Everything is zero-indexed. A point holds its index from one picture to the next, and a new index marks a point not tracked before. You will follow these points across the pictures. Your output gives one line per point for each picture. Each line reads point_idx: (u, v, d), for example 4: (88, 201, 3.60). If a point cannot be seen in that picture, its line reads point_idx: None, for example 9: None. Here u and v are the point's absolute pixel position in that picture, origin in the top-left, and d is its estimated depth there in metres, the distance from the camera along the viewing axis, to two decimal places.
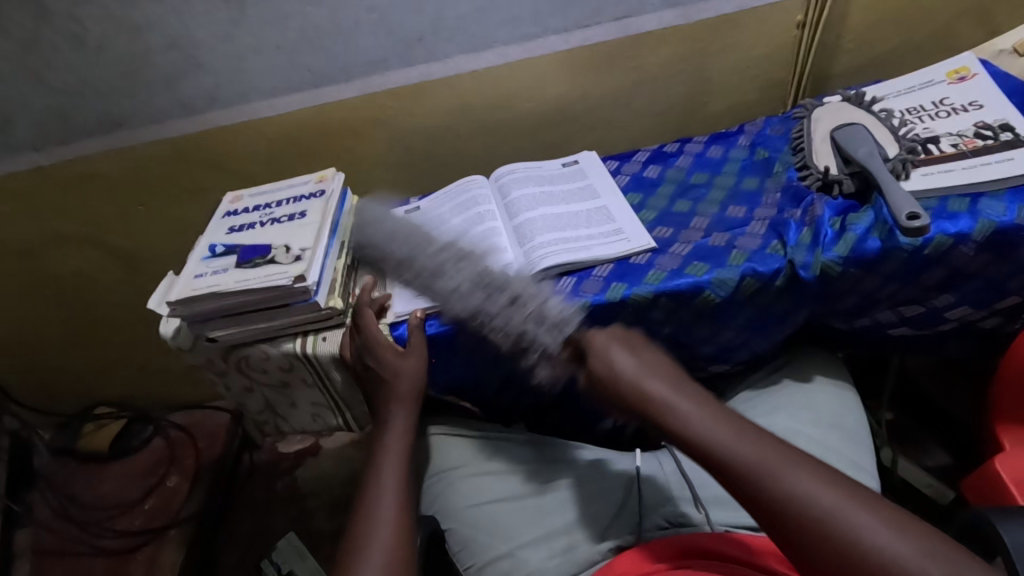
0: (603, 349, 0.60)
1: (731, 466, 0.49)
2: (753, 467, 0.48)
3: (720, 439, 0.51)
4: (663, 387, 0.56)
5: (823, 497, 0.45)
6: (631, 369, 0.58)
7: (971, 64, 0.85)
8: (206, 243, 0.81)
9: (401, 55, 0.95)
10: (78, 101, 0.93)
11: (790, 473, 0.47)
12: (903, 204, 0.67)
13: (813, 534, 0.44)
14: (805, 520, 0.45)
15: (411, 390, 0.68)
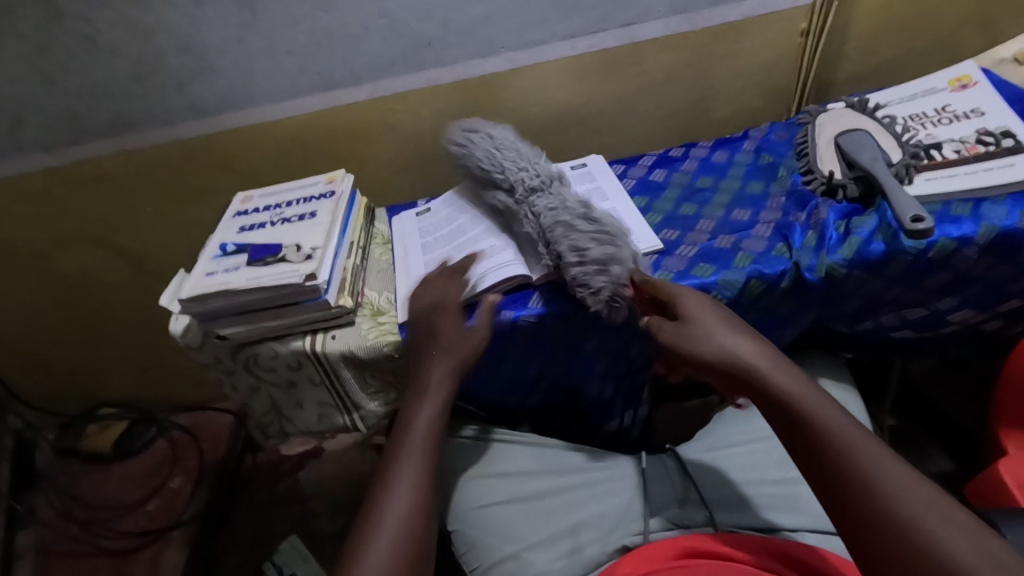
0: (694, 301, 0.60)
1: (815, 434, 0.48)
2: (837, 437, 0.47)
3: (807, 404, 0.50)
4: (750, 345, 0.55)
5: (903, 482, 0.44)
6: (718, 326, 0.57)
7: (972, 72, 0.86)
8: (216, 242, 0.82)
9: (410, 59, 0.96)
10: (91, 102, 0.94)
11: (873, 454, 0.46)
12: (908, 207, 0.68)
13: (880, 514, 0.43)
14: (876, 496, 0.44)
15: (448, 373, 0.65)
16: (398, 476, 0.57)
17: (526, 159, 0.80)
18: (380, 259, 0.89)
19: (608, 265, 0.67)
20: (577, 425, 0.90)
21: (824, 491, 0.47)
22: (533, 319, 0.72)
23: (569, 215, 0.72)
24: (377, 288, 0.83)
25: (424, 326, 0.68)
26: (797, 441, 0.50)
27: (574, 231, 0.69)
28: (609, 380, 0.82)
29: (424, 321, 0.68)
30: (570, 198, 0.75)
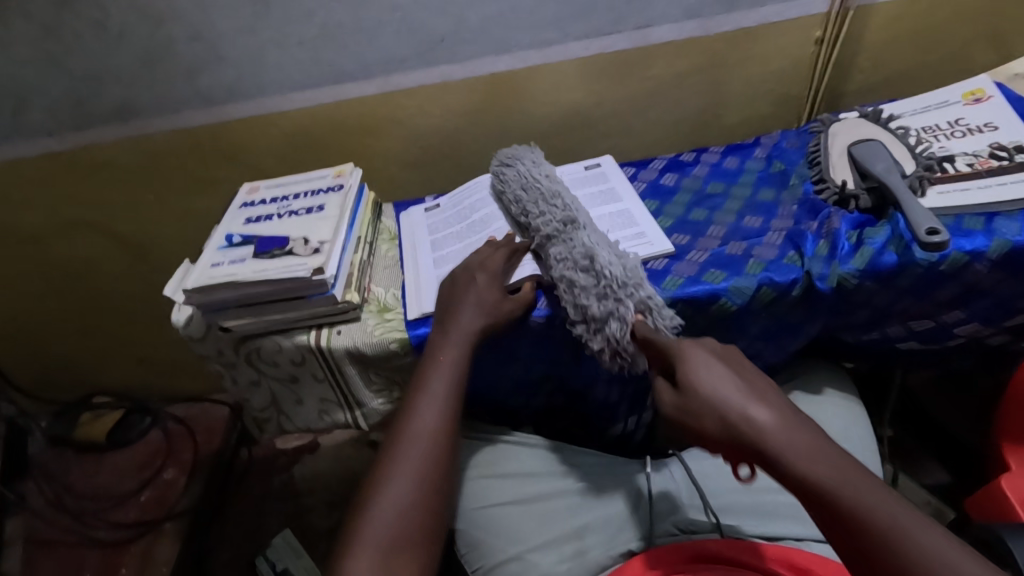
0: (700, 367, 0.51)
1: (854, 529, 0.43)
2: (882, 533, 0.42)
3: (842, 494, 0.44)
4: (769, 421, 0.47)
5: (963, 573, 0.40)
6: (731, 398, 0.49)
7: (985, 86, 0.86)
8: (222, 233, 0.82)
9: (422, 54, 0.95)
10: (98, 87, 0.93)
11: (922, 543, 0.41)
12: (923, 220, 0.68)
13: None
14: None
15: (457, 362, 0.66)
16: (412, 436, 0.61)
17: (549, 194, 0.76)
18: (387, 255, 0.88)
19: (604, 323, 0.65)
20: (579, 428, 0.89)
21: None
22: (543, 319, 0.72)
23: (572, 267, 0.68)
24: (383, 283, 0.83)
25: (458, 292, 0.70)
26: (835, 535, 0.44)
27: (574, 287, 0.67)
28: (615, 385, 0.81)
29: (460, 287, 0.70)
30: (585, 240, 0.69)
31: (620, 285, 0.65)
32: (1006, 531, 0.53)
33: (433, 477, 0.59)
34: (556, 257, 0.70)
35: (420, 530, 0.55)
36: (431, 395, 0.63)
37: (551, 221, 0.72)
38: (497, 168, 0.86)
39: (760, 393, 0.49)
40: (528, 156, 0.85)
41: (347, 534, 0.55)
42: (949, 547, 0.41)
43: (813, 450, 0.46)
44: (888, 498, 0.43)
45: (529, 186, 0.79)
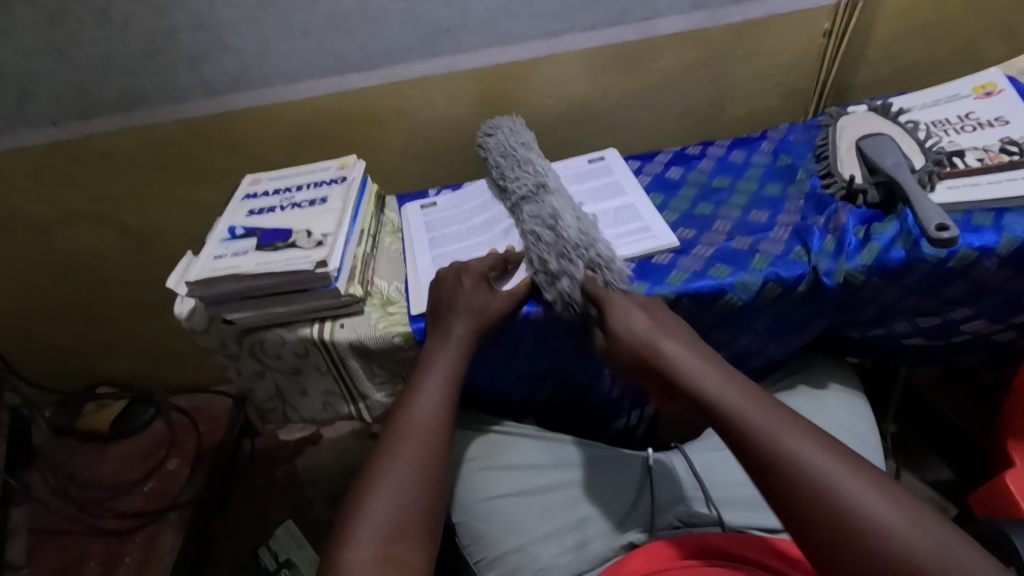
0: (621, 304, 0.65)
1: (734, 424, 0.54)
2: (752, 423, 0.53)
3: (721, 393, 0.56)
4: (669, 346, 0.61)
5: (811, 451, 0.50)
6: (642, 330, 0.63)
7: (997, 80, 0.85)
8: (225, 225, 0.81)
9: (427, 45, 0.94)
10: (101, 76, 0.92)
11: (784, 432, 0.52)
12: (931, 216, 0.67)
13: (803, 495, 0.48)
14: (796, 480, 0.49)
15: (456, 360, 0.67)
16: (409, 428, 0.62)
17: (528, 165, 0.82)
18: (390, 248, 0.88)
19: (557, 277, 0.69)
20: (582, 422, 0.89)
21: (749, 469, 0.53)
22: (546, 314, 0.72)
23: (539, 225, 0.73)
24: (386, 277, 0.82)
25: (446, 296, 0.70)
26: (724, 436, 0.55)
27: (536, 244, 0.72)
28: (619, 379, 0.82)
29: (447, 292, 0.70)
30: (551, 202, 0.75)
31: (574, 246, 0.70)
32: (1012, 529, 0.52)
33: (431, 472, 0.59)
34: (527, 217, 0.76)
35: (420, 523, 0.56)
36: (427, 394, 0.64)
37: (525, 188, 0.79)
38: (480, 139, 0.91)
39: (671, 331, 0.63)
40: (509, 125, 0.89)
41: (345, 526, 0.55)
42: (814, 440, 0.51)
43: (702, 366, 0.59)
44: (764, 405, 0.55)
45: (510, 158, 0.84)
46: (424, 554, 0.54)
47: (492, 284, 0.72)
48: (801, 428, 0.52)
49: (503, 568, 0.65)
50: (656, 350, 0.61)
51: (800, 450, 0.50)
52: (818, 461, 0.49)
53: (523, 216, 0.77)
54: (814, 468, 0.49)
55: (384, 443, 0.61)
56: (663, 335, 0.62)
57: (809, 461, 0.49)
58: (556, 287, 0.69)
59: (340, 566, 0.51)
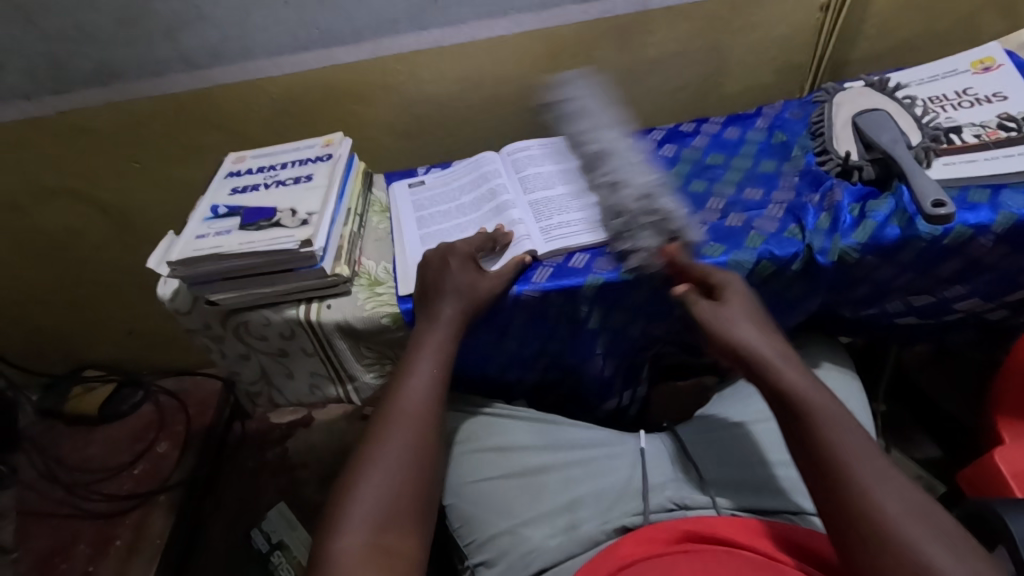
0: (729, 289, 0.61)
1: (823, 442, 0.50)
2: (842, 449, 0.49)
3: (822, 404, 0.52)
4: (770, 346, 0.57)
5: (891, 491, 0.47)
6: (743, 330, 0.58)
7: (995, 54, 0.83)
8: (207, 203, 0.79)
9: (414, 17, 0.92)
10: (75, 49, 0.89)
11: (879, 473, 0.48)
12: (928, 191, 0.66)
13: (878, 545, 0.45)
14: (880, 529, 0.45)
15: (447, 342, 0.66)
16: (399, 412, 0.61)
17: (594, 125, 0.82)
18: (378, 227, 0.86)
19: (636, 234, 0.70)
20: (572, 403, 0.89)
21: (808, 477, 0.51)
22: (537, 293, 0.71)
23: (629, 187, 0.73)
24: (374, 256, 0.81)
25: (432, 279, 0.68)
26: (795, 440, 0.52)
27: (614, 199, 0.73)
28: (609, 359, 0.81)
29: (433, 274, 0.69)
30: (628, 168, 0.76)
31: (651, 216, 0.70)
32: (1000, 505, 0.52)
33: (422, 456, 0.58)
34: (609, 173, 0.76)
35: (410, 510, 0.55)
36: (418, 375, 0.63)
37: (597, 144, 0.80)
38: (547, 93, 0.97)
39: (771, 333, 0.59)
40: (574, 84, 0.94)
41: (335, 511, 0.54)
42: (920, 502, 0.47)
43: (801, 375, 0.54)
44: (863, 437, 0.50)
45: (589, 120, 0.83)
46: (415, 539, 0.54)
47: (480, 265, 0.71)
48: (896, 477, 0.48)
49: (493, 549, 0.65)
50: (754, 348, 0.57)
51: (884, 496, 0.46)
52: (909, 518, 0.45)
53: (596, 174, 0.78)
54: (899, 521, 0.45)
55: (375, 426, 0.60)
56: (765, 337, 0.58)
57: (895, 511, 0.46)
58: (637, 244, 0.69)
59: (330, 553, 0.51)
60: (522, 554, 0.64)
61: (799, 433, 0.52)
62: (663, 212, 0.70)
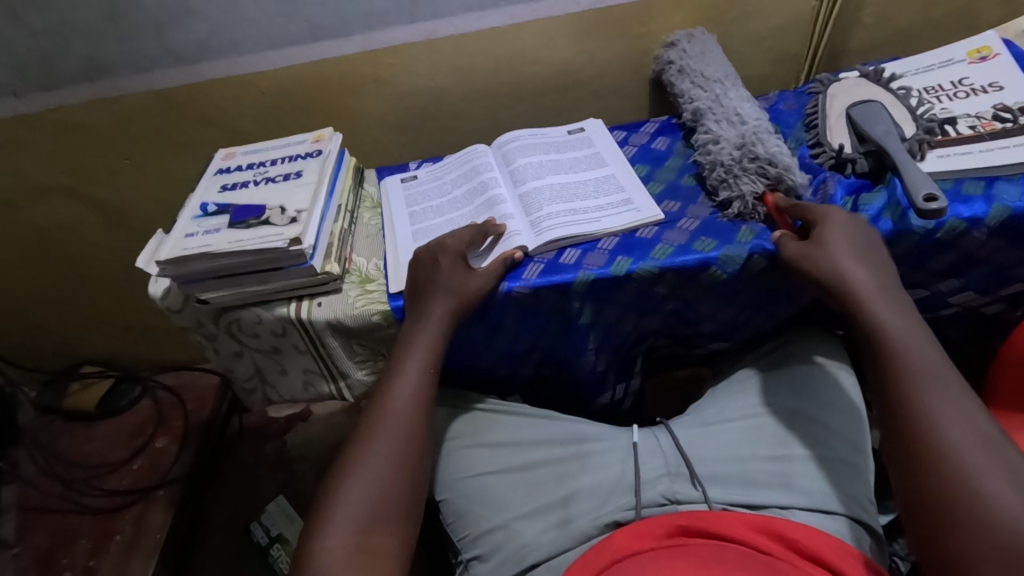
0: (841, 226, 0.64)
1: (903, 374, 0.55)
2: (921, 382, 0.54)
3: (900, 340, 0.57)
4: (869, 283, 0.60)
5: (955, 421, 0.51)
6: (837, 259, 0.62)
7: (992, 43, 0.82)
8: (197, 201, 0.79)
9: (405, 10, 0.91)
10: (62, 44, 0.88)
11: (955, 411, 0.52)
12: (920, 186, 0.65)
13: (935, 464, 0.50)
14: (939, 453, 0.50)
15: (435, 342, 0.65)
16: (388, 411, 0.61)
17: (703, 85, 0.88)
18: (369, 223, 0.86)
19: (737, 179, 0.74)
20: (566, 397, 0.89)
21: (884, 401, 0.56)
22: (528, 290, 0.70)
23: (725, 145, 0.77)
24: (365, 253, 0.80)
25: (423, 277, 0.69)
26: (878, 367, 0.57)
27: (712, 150, 0.78)
28: (603, 354, 0.81)
29: (425, 272, 0.69)
30: (720, 126, 0.80)
31: (759, 165, 0.73)
32: None
33: (410, 455, 0.58)
34: (702, 130, 0.82)
35: (397, 512, 0.55)
36: (407, 374, 0.63)
37: (700, 102, 0.85)
38: (667, 44, 0.98)
39: (869, 260, 0.62)
40: (700, 38, 0.95)
41: (321, 511, 0.54)
42: (986, 434, 0.50)
43: (890, 310, 0.59)
44: (949, 376, 0.54)
45: (695, 76, 0.89)
46: (401, 540, 0.54)
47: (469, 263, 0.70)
48: (968, 410, 0.52)
49: (485, 544, 0.66)
50: (853, 287, 0.60)
51: (950, 428, 0.51)
52: (970, 447, 0.49)
53: (700, 128, 0.83)
54: (962, 449, 0.49)
55: (364, 425, 0.60)
56: (860, 270, 0.61)
57: (955, 438, 0.50)
58: (736, 189, 0.73)
59: (315, 554, 0.51)
60: (515, 550, 0.64)
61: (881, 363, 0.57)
62: (768, 158, 0.73)
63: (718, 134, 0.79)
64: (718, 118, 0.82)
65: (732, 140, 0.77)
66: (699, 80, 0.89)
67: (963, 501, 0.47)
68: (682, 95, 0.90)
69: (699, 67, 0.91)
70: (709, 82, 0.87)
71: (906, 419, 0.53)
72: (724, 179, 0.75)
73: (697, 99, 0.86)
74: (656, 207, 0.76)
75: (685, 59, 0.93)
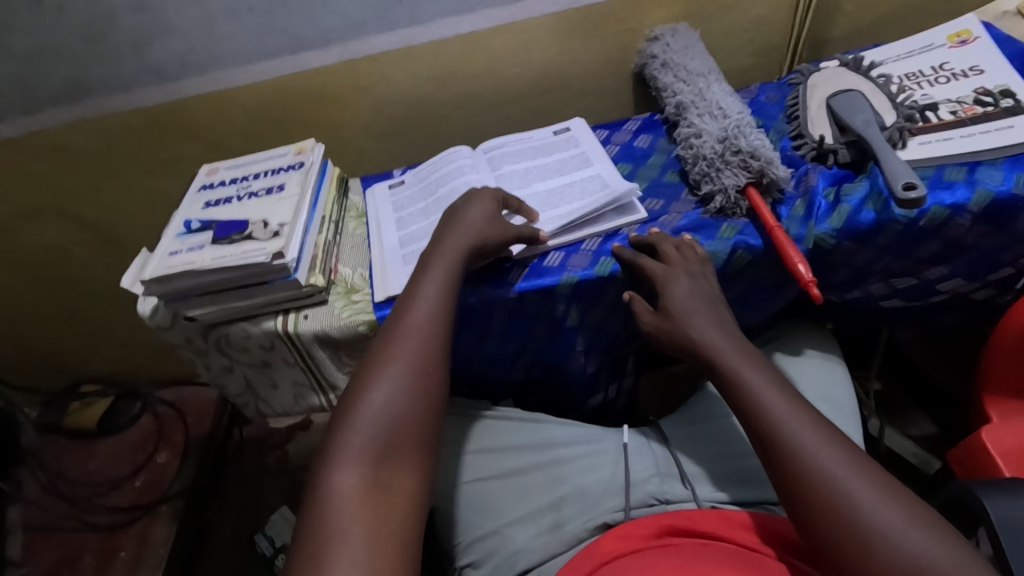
0: (682, 295, 0.64)
1: (768, 414, 0.53)
2: (782, 424, 0.52)
3: (750, 378, 0.56)
4: (714, 329, 0.61)
5: (819, 447, 0.50)
6: (683, 308, 0.63)
7: (972, 27, 0.81)
8: (181, 219, 0.79)
9: (381, 18, 0.91)
10: (42, 67, 0.88)
11: (819, 441, 0.50)
12: (900, 174, 0.65)
13: (821, 496, 0.48)
14: (823, 486, 0.48)
15: (451, 271, 0.64)
16: (403, 334, 0.58)
17: (684, 78, 0.87)
18: (355, 233, 0.86)
19: (719, 173, 0.73)
20: (560, 400, 0.89)
21: (757, 448, 0.54)
22: (514, 295, 0.70)
23: (706, 139, 0.77)
24: (351, 264, 0.80)
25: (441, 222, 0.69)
26: (741, 410, 0.56)
27: (694, 144, 0.77)
28: (592, 355, 0.81)
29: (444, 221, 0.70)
30: (702, 120, 0.79)
31: (739, 157, 0.72)
32: (982, 489, 0.52)
33: (424, 391, 0.55)
34: (684, 125, 0.81)
35: (415, 441, 0.52)
36: (423, 301, 0.61)
37: (682, 96, 0.85)
38: (647, 41, 0.98)
39: (712, 305, 0.64)
40: (680, 31, 0.94)
41: (332, 445, 0.51)
42: (845, 452, 0.50)
43: (739, 349, 0.59)
44: (797, 409, 0.53)
45: (678, 70, 0.89)
46: (415, 480, 0.51)
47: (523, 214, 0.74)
48: (830, 436, 0.51)
49: (478, 551, 0.66)
50: (705, 347, 0.60)
51: (821, 454, 0.49)
52: (841, 468, 0.48)
53: (683, 122, 0.82)
54: (839, 474, 0.48)
55: (376, 357, 0.57)
56: (706, 322, 0.62)
57: (829, 462, 0.49)
58: (718, 183, 0.72)
59: (326, 486, 0.48)
60: (508, 555, 0.64)
61: (745, 404, 0.55)
62: (749, 150, 0.72)
63: (699, 129, 0.78)
64: (700, 111, 0.81)
65: (713, 133, 0.76)
66: (680, 74, 0.88)
67: (859, 543, 0.45)
68: (665, 92, 0.89)
69: (681, 61, 0.90)
70: (690, 76, 0.87)
71: (782, 456, 0.51)
72: (707, 174, 0.74)
73: (679, 94, 0.86)
74: (640, 205, 0.75)
75: (666, 53, 0.92)
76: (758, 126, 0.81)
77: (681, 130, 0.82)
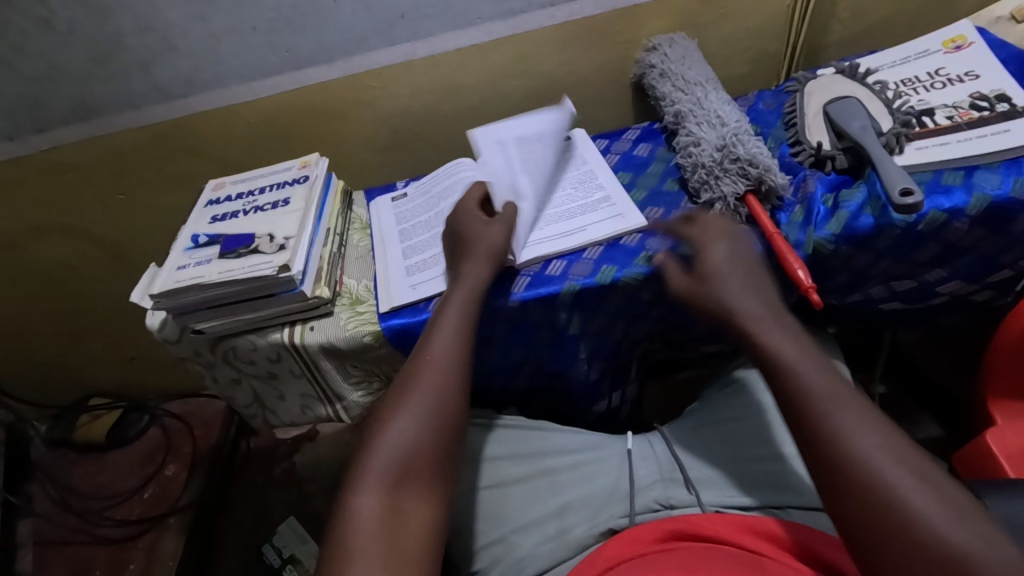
0: (719, 257, 0.63)
1: (804, 396, 0.49)
2: (819, 409, 0.48)
3: (788, 357, 0.52)
4: (751, 302, 0.58)
5: (860, 434, 0.45)
6: (721, 270, 0.62)
7: (967, 32, 0.82)
8: (188, 233, 0.80)
9: (383, 33, 0.92)
10: (51, 87, 0.90)
11: (860, 428, 0.46)
12: (897, 180, 0.66)
13: (854, 487, 0.44)
14: (858, 476, 0.44)
15: (470, 300, 0.65)
16: (425, 363, 0.59)
17: (682, 87, 0.88)
18: (359, 245, 0.87)
19: (717, 181, 0.74)
20: (564, 407, 0.89)
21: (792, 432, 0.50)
22: (516, 304, 0.71)
23: (703, 148, 0.78)
24: (355, 275, 0.81)
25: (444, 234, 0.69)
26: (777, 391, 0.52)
27: (693, 152, 0.78)
28: (595, 362, 0.82)
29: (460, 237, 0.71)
30: (699, 129, 0.80)
31: (736, 165, 0.73)
32: (985, 491, 0.52)
33: (442, 419, 0.55)
34: (682, 134, 0.83)
35: (432, 469, 0.53)
36: (444, 330, 0.62)
37: (680, 105, 0.86)
38: (644, 52, 0.99)
39: (752, 275, 0.61)
40: (677, 41, 0.95)
41: (351, 472, 0.52)
42: (890, 440, 0.45)
43: (777, 327, 0.55)
44: (839, 390, 0.49)
45: (676, 79, 0.90)
46: (430, 508, 0.51)
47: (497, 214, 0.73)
48: (874, 421, 0.46)
49: (484, 559, 0.66)
50: (741, 320, 0.58)
51: (861, 443, 0.45)
52: (883, 459, 0.44)
53: (682, 131, 0.84)
54: (879, 465, 0.44)
55: (400, 387, 0.58)
56: (745, 292, 0.60)
57: (868, 452, 0.44)
58: (717, 191, 0.73)
59: (348, 512, 0.49)
60: (514, 562, 0.64)
61: (782, 387, 0.52)
62: (746, 158, 0.73)
63: (697, 137, 0.79)
64: (698, 119, 0.82)
65: (711, 141, 0.77)
66: (679, 84, 0.89)
67: (891, 541, 0.41)
68: (663, 101, 0.91)
69: (679, 70, 0.92)
70: (687, 85, 0.88)
71: (817, 442, 0.47)
72: (706, 182, 0.75)
73: (677, 103, 0.87)
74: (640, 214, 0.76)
75: (664, 63, 0.93)
76: (756, 133, 0.82)
77: (680, 139, 0.83)
